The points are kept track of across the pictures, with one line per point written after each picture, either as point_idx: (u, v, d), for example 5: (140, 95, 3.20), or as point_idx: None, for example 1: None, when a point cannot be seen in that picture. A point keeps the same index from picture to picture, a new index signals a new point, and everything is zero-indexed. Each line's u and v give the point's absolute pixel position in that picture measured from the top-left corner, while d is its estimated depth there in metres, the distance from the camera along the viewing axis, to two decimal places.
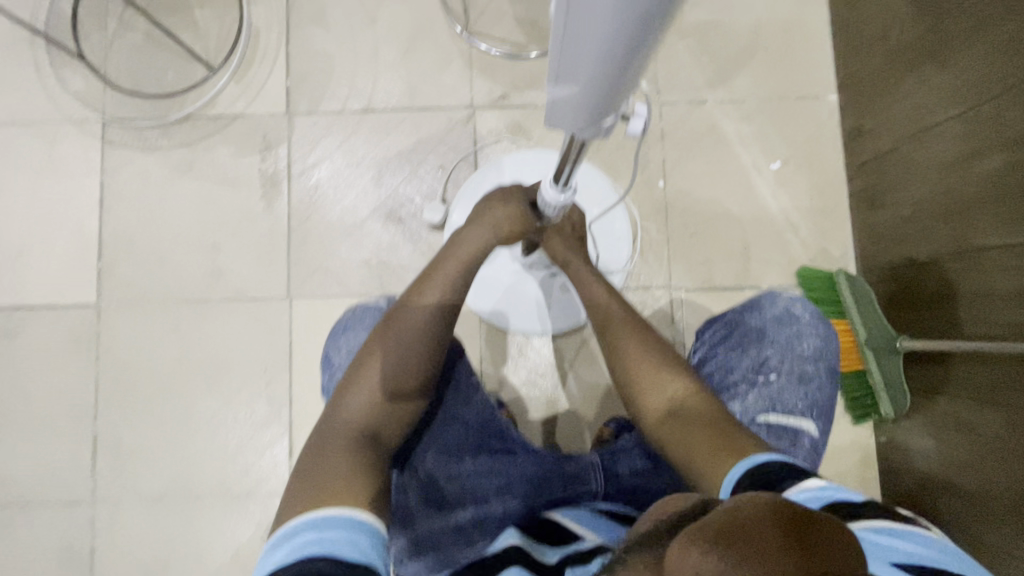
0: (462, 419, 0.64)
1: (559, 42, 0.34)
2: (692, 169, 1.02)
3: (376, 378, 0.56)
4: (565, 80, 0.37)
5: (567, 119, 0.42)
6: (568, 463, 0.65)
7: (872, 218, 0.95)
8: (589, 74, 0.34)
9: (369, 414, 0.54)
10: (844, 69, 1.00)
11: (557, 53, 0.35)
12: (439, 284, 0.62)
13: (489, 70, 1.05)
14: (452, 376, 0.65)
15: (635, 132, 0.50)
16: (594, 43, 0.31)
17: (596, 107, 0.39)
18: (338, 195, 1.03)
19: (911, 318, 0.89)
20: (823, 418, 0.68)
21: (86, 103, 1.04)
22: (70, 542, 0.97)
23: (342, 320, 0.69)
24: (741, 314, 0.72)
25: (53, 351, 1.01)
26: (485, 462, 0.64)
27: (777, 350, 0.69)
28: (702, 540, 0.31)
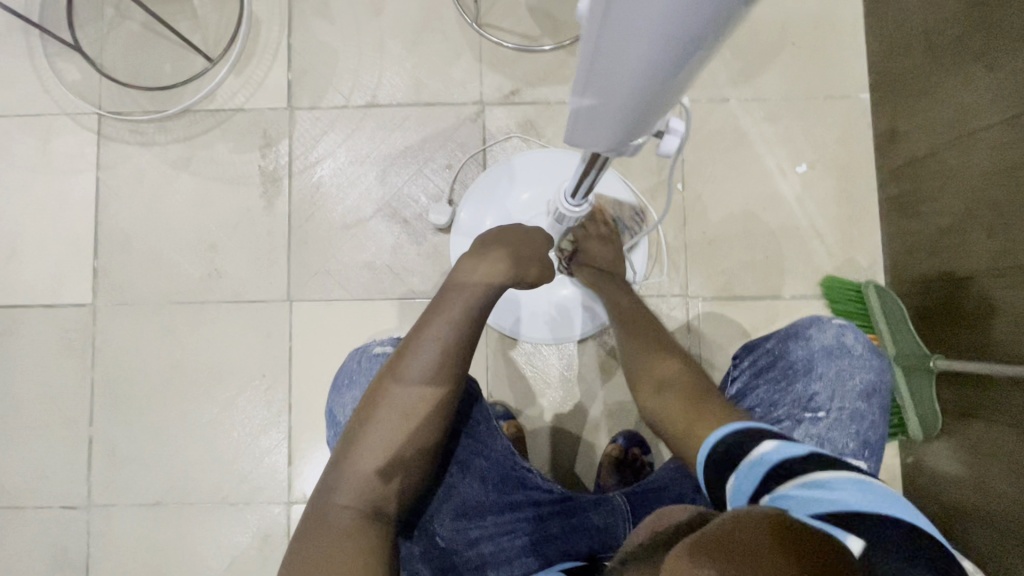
0: (481, 474, 0.61)
1: (590, 61, 0.30)
2: (713, 171, 0.97)
3: (372, 450, 0.52)
4: (595, 99, 0.33)
5: (593, 140, 0.38)
6: (596, 515, 0.62)
7: (905, 227, 0.89)
8: (625, 91, 0.30)
9: (366, 491, 0.51)
10: (878, 68, 0.94)
11: (585, 70, 0.31)
12: (438, 334, 0.56)
13: (501, 64, 1.00)
14: (467, 426, 0.61)
15: (668, 152, 0.44)
16: (634, 58, 0.27)
17: (631, 119, 0.34)
18: (341, 193, 0.99)
19: (946, 335, 0.83)
20: (871, 456, 0.65)
21: (82, 95, 1.01)
22: (64, 548, 0.95)
23: (348, 368, 0.67)
24: (785, 344, 0.69)
25: (47, 352, 0.98)
26: (506, 520, 0.60)
27: (825, 384, 0.66)
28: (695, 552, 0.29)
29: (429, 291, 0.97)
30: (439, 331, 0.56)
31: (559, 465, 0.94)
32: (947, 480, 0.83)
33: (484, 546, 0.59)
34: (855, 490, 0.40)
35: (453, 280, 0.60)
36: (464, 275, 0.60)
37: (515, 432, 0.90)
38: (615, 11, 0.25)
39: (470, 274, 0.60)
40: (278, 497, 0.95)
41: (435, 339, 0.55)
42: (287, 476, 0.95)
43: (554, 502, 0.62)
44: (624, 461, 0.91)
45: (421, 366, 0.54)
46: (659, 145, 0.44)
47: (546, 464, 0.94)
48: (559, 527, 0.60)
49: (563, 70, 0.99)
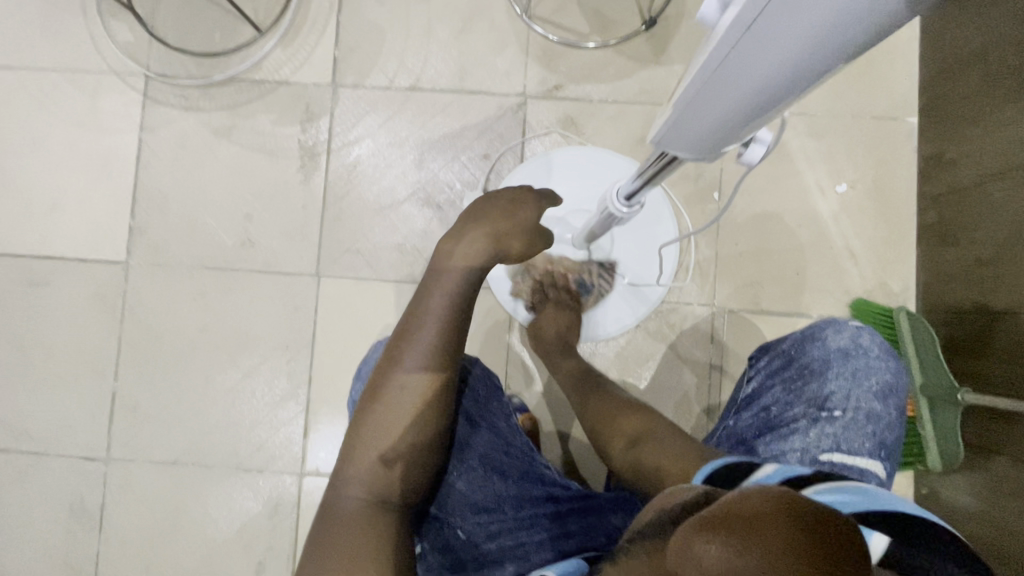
0: (501, 468, 0.62)
1: (713, 72, 0.31)
2: (750, 183, 0.96)
3: (380, 441, 0.52)
4: (701, 109, 0.34)
5: (683, 146, 0.39)
6: (614, 517, 0.61)
7: (943, 255, 0.88)
8: (737, 103, 0.32)
9: (377, 480, 0.52)
10: (930, 92, 0.93)
11: (699, 90, 0.33)
12: (430, 331, 0.54)
13: (547, 58, 0.99)
14: (491, 421, 0.64)
15: (753, 160, 0.42)
16: (766, 75, 0.29)
17: (733, 128, 0.35)
18: (377, 173, 0.99)
19: (978, 367, 0.82)
20: (887, 458, 0.65)
21: (131, 56, 1.02)
22: (81, 497, 0.97)
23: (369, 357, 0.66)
24: (801, 344, 0.70)
25: (77, 306, 1.00)
26: (526, 515, 0.60)
27: (842, 385, 0.67)
28: (703, 529, 0.30)
29: None
30: (431, 327, 0.54)
31: (570, 463, 0.95)
32: (963, 515, 0.82)
33: (503, 539, 0.59)
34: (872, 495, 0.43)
35: (436, 266, 0.58)
36: (442, 262, 0.58)
37: (530, 426, 0.91)
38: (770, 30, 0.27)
39: (449, 256, 0.58)
40: (291, 468, 0.97)
41: (428, 336, 0.54)
42: (303, 448, 0.97)
43: (572, 500, 0.62)
44: None
45: (415, 363, 0.53)
46: (740, 154, 0.41)
47: (557, 460, 0.95)
48: (578, 524, 0.60)
49: (608, 69, 0.98)
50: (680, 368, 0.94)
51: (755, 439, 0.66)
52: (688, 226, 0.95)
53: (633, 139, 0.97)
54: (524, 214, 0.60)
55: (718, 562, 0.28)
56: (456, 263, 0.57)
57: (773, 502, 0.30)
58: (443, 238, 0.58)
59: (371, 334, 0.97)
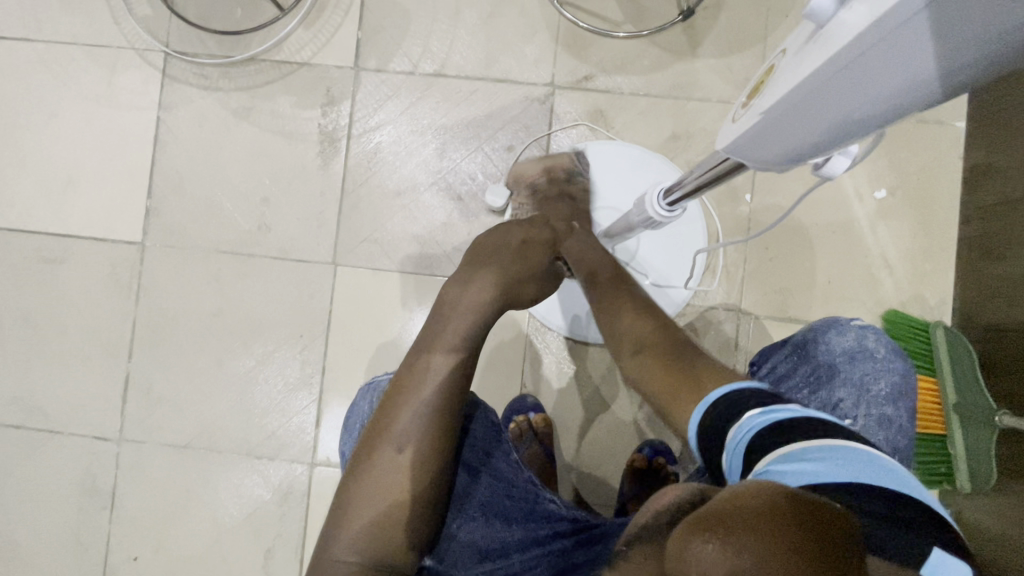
0: (502, 511, 0.60)
1: (829, 77, 0.26)
2: (784, 185, 0.92)
3: (379, 490, 0.51)
4: (795, 120, 0.29)
5: (759, 154, 0.34)
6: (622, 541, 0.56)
7: (986, 269, 0.84)
8: (864, 105, 0.27)
9: (376, 530, 0.50)
10: (982, 95, 0.88)
11: (803, 98, 0.28)
12: (434, 368, 0.55)
13: (577, 47, 0.95)
14: (489, 463, 0.61)
15: (832, 172, 0.36)
16: (896, 79, 0.25)
17: (828, 142, 0.30)
18: (397, 161, 0.97)
19: (1013, 387, 0.79)
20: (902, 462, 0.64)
21: (151, 31, 0.99)
22: (93, 475, 0.97)
23: (356, 409, 0.66)
24: (805, 348, 0.67)
25: (92, 285, 0.99)
26: (530, 557, 0.57)
27: (852, 392, 0.64)
28: (699, 531, 0.30)
29: None
30: (436, 370, 0.55)
31: (583, 467, 0.93)
32: (988, 539, 0.79)
33: None
34: (826, 457, 0.40)
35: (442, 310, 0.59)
36: (450, 305, 0.59)
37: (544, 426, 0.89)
38: (936, 24, 0.22)
39: (456, 299, 0.60)
40: (302, 457, 0.96)
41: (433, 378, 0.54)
42: (314, 437, 0.96)
43: (576, 531, 0.58)
44: (647, 472, 0.87)
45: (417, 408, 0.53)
46: (820, 165, 0.37)
47: (570, 462, 0.93)
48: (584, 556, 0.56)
49: (641, 61, 0.95)
50: None
51: None
52: (718, 227, 0.92)
53: (664, 135, 0.94)
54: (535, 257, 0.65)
55: (716, 563, 0.28)
56: (464, 311, 0.59)
57: (767, 499, 0.30)
58: (449, 282, 0.60)
59: (386, 327, 0.95)
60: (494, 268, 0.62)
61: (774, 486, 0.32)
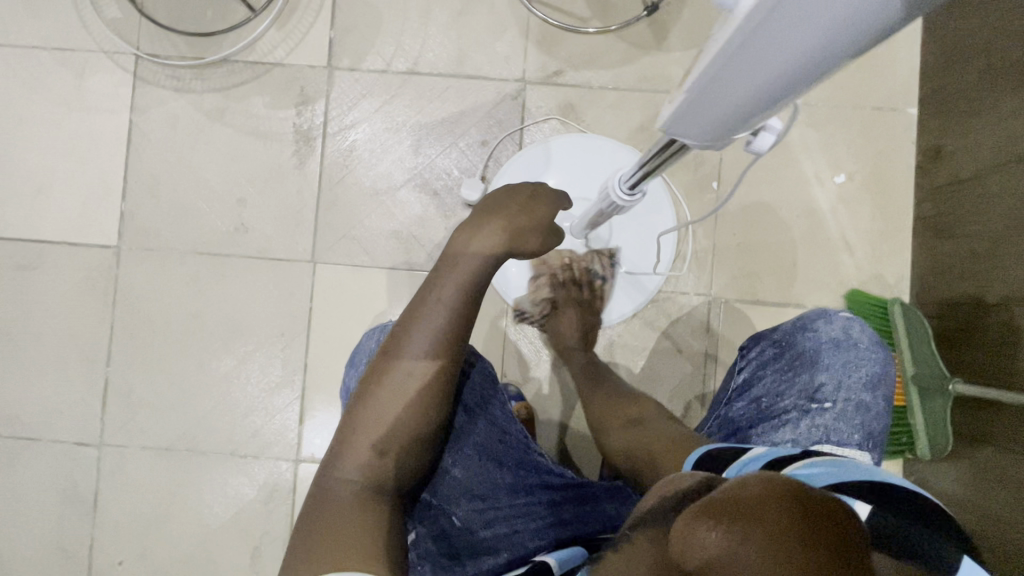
0: (495, 456, 0.62)
1: (730, 55, 0.28)
2: (750, 173, 0.96)
3: (376, 431, 0.52)
4: (717, 93, 0.32)
5: (696, 127, 0.36)
6: (609, 505, 0.61)
7: (938, 247, 0.89)
8: (767, 79, 0.29)
9: (372, 467, 0.51)
10: (930, 82, 0.92)
11: (717, 70, 0.30)
12: (434, 318, 0.54)
13: (547, 43, 0.98)
14: (488, 410, 0.62)
15: (759, 149, 0.41)
16: (786, 60, 0.27)
17: (751, 112, 0.32)
18: (373, 159, 0.98)
19: (966, 358, 0.84)
20: (875, 448, 0.65)
21: (120, 34, 0.99)
22: (74, 482, 0.97)
23: (362, 347, 0.67)
24: (793, 334, 0.70)
25: (67, 291, 0.98)
26: (520, 503, 0.60)
27: (832, 376, 0.66)
28: (703, 517, 0.30)
29: None
30: (437, 319, 0.54)
31: (565, 453, 0.95)
32: (949, 502, 0.84)
33: (498, 527, 0.59)
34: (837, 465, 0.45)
35: (449, 257, 0.57)
36: (456, 253, 0.57)
37: (525, 414, 0.91)
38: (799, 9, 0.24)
39: (462, 249, 0.57)
40: (287, 455, 0.97)
41: (434, 328, 0.54)
42: (298, 434, 0.96)
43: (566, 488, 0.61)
44: None
45: (417, 355, 0.53)
46: (750, 141, 0.41)
47: (552, 448, 0.95)
48: (573, 513, 0.60)
49: (609, 56, 0.97)
50: (675, 357, 0.95)
51: (748, 430, 0.66)
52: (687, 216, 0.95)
53: (633, 128, 0.97)
54: (539, 212, 0.59)
55: (720, 547, 0.28)
56: (470, 260, 0.56)
57: (773, 487, 0.30)
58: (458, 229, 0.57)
59: (368, 322, 0.97)
60: (500, 220, 0.58)
61: (777, 475, 0.32)
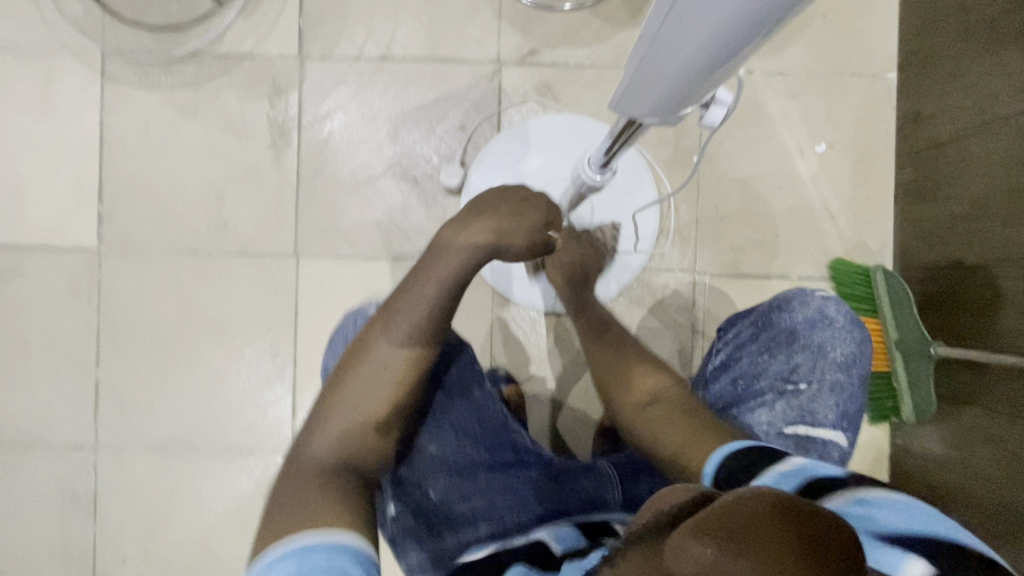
0: (472, 434, 0.62)
1: (658, 27, 0.29)
2: (731, 146, 0.95)
3: (353, 412, 0.52)
4: (652, 68, 0.32)
5: (640, 102, 0.36)
6: (585, 481, 0.63)
7: (919, 213, 0.89)
8: (691, 62, 0.29)
9: (347, 447, 0.52)
10: (909, 45, 0.92)
11: (649, 40, 0.30)
12: (417, 305, 0.54)
13: (520, 22, 0.96)
14: (466, 388, 0.63)
15: (712, 122, 0.41)
16: (705, 43, 0.28)
17: (686, 92, 0.33)
18: (351, 149, 0.97)
19: (948, 321, 0.85)
20: (852, 428, 0.65)
21: (84, 32, 0.97)
22: (73, 485, 0.97)
23: (343, 329, 0.67)
24: (770, 315, 0.71)
25: (51, 297, 0.98)
26: (498, 478, 0.61)
27: (808, 356, 0.67)
28: (697, 533, 0.27)
29: None
30: (419, 306, 0.54)
31: (557, 434, 0.96)
32: (934, 464, 0.85)
33: (476, 500, 0.60)
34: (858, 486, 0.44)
35: (437, 249, 0.58)
36: (443, 244, 0.57)
37: (515, 398, 0.92)
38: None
39: (450, 241, 0.57)
40: (282, 448, 0.98)
41: (416, 314, 0.54)
42: (292, 427, 0.97)
43: (541, 465, 0.63)
44: None
45: (397, 340, 0.54)
46: (703, 115, 0.42)
47: (544, 430, 0.96)
48: (550, 487, 0.61)
49: (584, 32, 0.96)
50: (662, 333, 0.95)
51: (723, 410, 0.67)
52: (667, 189, 0.94)
53: None
54: (529, 217, 0.59)
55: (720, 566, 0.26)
56: (455, 250, 0.56)
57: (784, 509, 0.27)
58: (447, 223, 0.58)
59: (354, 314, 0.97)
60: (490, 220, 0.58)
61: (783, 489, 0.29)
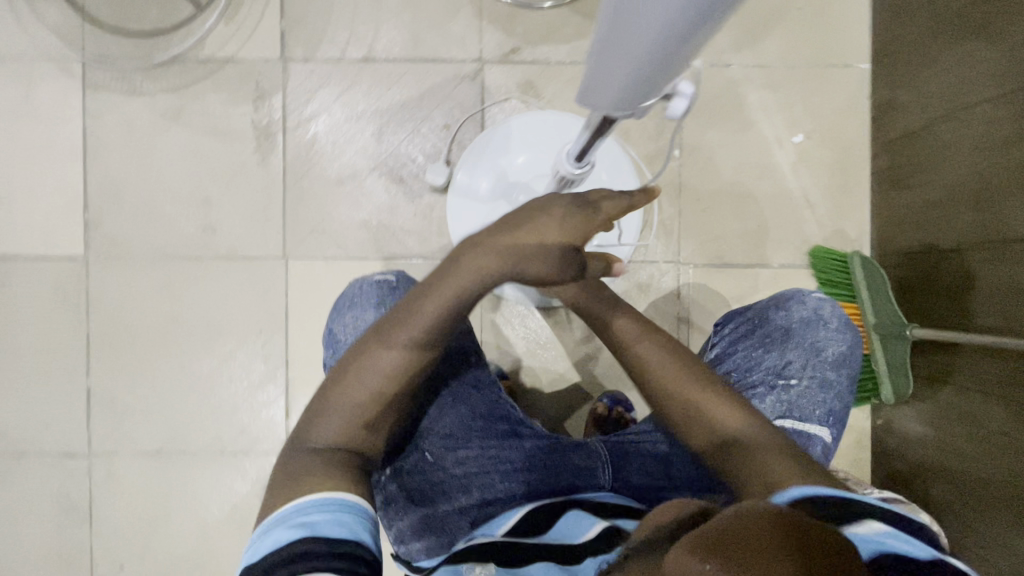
0: (470, 404, 0.65)
1: (608, 27, 0.30)
2: (712, 139, 0.97)
3: (353, 408, 0.52)
4: (608, 66, 0.34)
5: (603, 98, 0.38)
6: (577, 456, 0.64)
7: (894, 200, 0.92)
8: (641, 58, 0.31)
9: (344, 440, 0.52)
10: (881, 37, 0.94)
11: (601, 40, 0.32)
12: (431, 311, 0.54)
13: (501, 21, 0.97)
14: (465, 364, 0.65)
15: (676, 114, 0.44)
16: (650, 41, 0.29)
17: (642, 85, 0.34)
18: (336, 150, 0.98)
19: (923, 304, 0.88)
20: (837, 424, 0.68)
21: (64, 38, 0.97)
22: (68, 492, 0.98)
23: (349, 293, 0.68)
24: (766, 312, 0.72)
25: (38, 305, 0.98)
26: (492, 447, 0.64)
27: (801, 354, 0.69)
28: (697, 550, 0.31)
29: (424, 251, 0.97)
30: (432, 312, 0.54)
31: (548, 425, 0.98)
32: (913, 442, 0.88)
33: (471, 465, 0.62)
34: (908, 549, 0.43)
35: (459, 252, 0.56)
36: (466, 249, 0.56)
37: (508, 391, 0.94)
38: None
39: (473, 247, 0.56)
40: (276, 449, 0.98)
41: (428, 320, 0.54)
42: (286, 428, 0.98)
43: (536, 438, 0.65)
44: (608, 420, 0.93)
45: (406, 345, 0.53)
46: (667, 107, 0.44)
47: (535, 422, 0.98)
48: (543, 460, 0.63)
49: (565, 29, 0.97)
50: None
51: None
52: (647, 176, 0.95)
53: None
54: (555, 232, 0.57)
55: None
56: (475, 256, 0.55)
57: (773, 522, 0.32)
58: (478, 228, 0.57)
59: None
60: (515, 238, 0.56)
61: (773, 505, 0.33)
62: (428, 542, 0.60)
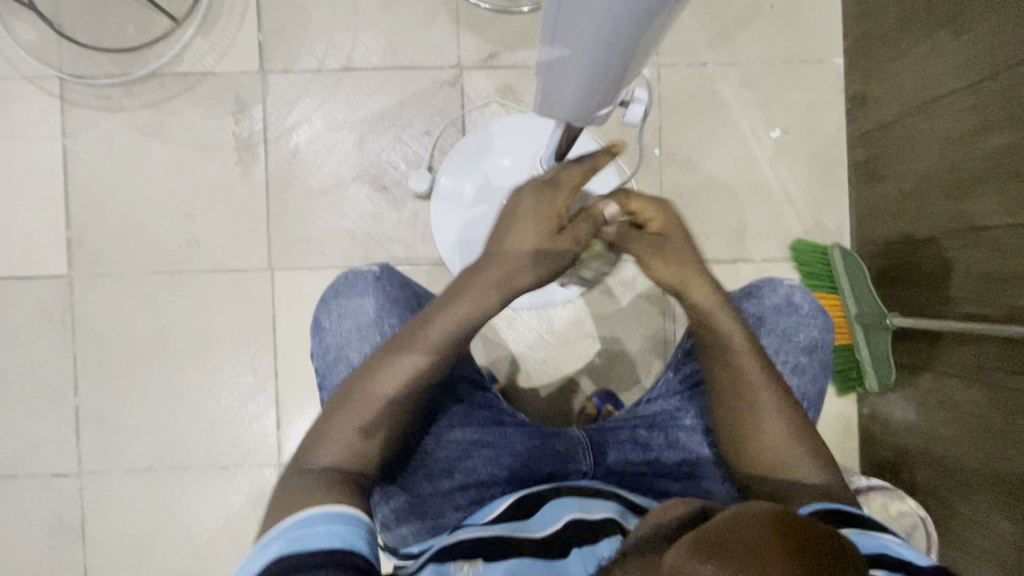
0: (451, 391, 0.64)
1: (556, 23, 0.30)
2: (691, 137, 0.98)
3: (362, 421, 0.53)
4: (560, 65, 0.34)
5: (558, 101, 0.38)
6: (558, 442, 0.65)
7: (870, 191, 0.93)
8: (590, 57, 0.31)
9: (353, 454, 0.52)
10: (852, 31, 0.95)
11: (552, 36, 0.32)
12: (446, 326, 0.54)
13: (477, 26, 0.98)
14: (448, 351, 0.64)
15: (634, 119, 0.49)
16: (597, 39, 0.29)
17: (595, 88, 0.35)
18: (318, 160, 0.98)
19: (900, 293, 0.89)
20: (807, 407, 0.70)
21: (40, 57, 0.96)
22: (59, 513, 0.97)
23: (335, 283, 0.68)
24: (739, 301, 0.73)
25: (23, 325, 0.97)
26: (475, 433, 0.64)
27: (773, 340, 0.70)
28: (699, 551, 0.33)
29: (409, 257, 0.98)
30: (447, 327, 0.53)
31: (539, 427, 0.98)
32: (897, 429, 0.89)
33: (453, 449, 0.63)
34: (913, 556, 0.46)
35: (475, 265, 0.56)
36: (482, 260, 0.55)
37: None
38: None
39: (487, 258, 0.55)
40: (269, 461, 0.98)
41: (442, 336, 0.53)
42: (277, 439, 0.98)
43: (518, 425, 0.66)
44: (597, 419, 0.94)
45: (420, 359, 0.53)
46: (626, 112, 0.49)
47: None
48: (525, 446, 0.64)
49: None
50: (635, 321, 0.99)
51: (692, 391, 0.68)
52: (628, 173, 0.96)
53: None
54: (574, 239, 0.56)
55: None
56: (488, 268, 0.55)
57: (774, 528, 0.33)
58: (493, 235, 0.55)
59: None
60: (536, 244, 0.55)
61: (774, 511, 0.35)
62: (414, 526, 0.62)
